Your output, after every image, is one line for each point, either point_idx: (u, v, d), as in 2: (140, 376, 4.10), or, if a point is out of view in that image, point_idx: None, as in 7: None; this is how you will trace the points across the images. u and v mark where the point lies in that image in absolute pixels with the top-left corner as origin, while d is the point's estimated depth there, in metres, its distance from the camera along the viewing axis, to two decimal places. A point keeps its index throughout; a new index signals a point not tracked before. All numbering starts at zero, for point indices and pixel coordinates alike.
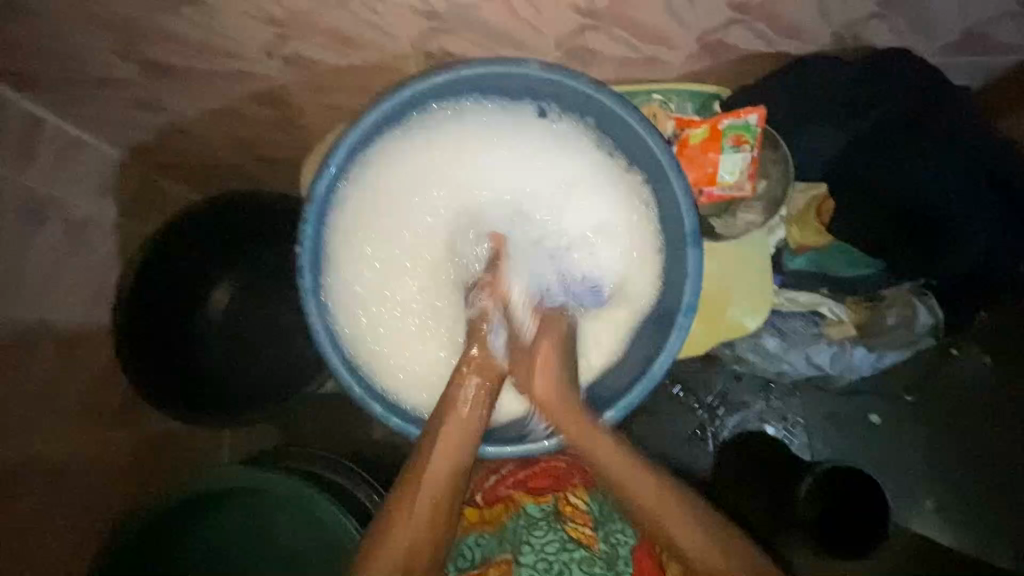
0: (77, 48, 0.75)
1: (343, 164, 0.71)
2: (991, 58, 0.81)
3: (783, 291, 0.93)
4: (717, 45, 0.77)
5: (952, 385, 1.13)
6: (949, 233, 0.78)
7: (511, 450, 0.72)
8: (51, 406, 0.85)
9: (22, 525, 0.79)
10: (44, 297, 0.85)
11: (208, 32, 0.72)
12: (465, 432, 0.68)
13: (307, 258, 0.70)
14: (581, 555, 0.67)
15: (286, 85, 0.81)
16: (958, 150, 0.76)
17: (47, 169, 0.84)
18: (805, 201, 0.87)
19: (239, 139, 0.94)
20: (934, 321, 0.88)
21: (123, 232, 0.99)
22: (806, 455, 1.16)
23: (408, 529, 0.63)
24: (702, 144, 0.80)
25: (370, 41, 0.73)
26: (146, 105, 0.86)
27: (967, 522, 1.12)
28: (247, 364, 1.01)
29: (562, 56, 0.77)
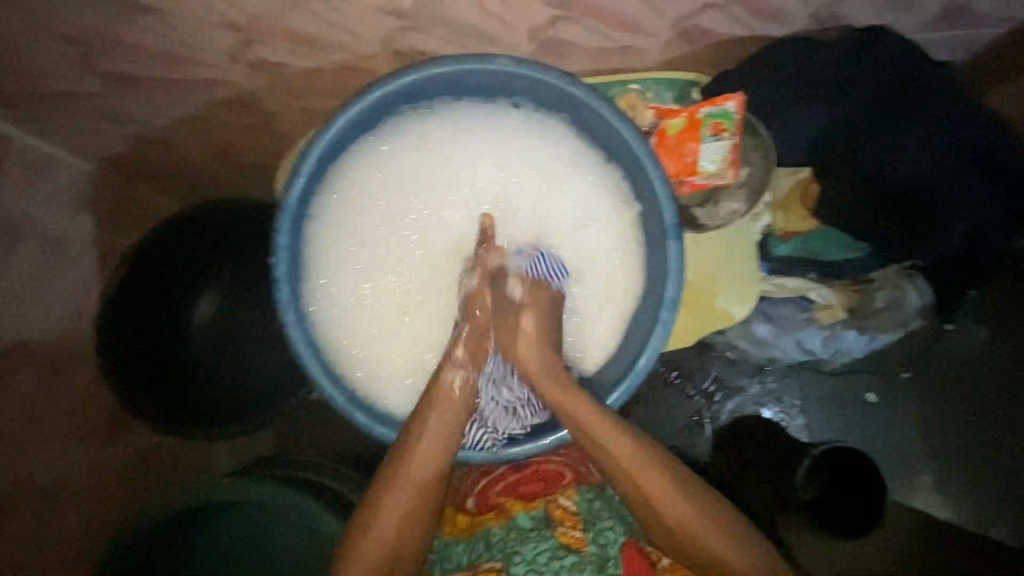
0: (36, 65, 0.73)
1: (316, 170, 0.70)
2: (976, 30, 0.79)
3: (771, 278, 0.91)
4: (693, 30, 0.75)
5: (944, 361, 1.13)
6: (939, 216, 0.77)
7: (483, 454, 0.72)
8: (38, 423, 0.85)
9: (18, 542, 0.80)
10: (22, 317, 0.84)
11: (171, 42, 0.70)
12: (449, 416, 0.68)
13: (283, 268, 0.69)
14: (571, 561, 0.65)
15: (255, 90, 0.80)
16: (944, 130, 0.75)
17: (16, 187, 0.83)
18: (789, 185, 0.86)
19: (214, 146, 0.93)
20: (923, 301, 0.87)
21: (103, 244, 0.99)
22: (804, 436, 1.16)
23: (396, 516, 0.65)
24: (680, 134, 0.79)
25: (336, 42, 0.72)
26: (114, 117, 0.85)
27: (964, 497, 1.13)
28: (237, 375, 1.00)
29: (534, 48, 0.76)
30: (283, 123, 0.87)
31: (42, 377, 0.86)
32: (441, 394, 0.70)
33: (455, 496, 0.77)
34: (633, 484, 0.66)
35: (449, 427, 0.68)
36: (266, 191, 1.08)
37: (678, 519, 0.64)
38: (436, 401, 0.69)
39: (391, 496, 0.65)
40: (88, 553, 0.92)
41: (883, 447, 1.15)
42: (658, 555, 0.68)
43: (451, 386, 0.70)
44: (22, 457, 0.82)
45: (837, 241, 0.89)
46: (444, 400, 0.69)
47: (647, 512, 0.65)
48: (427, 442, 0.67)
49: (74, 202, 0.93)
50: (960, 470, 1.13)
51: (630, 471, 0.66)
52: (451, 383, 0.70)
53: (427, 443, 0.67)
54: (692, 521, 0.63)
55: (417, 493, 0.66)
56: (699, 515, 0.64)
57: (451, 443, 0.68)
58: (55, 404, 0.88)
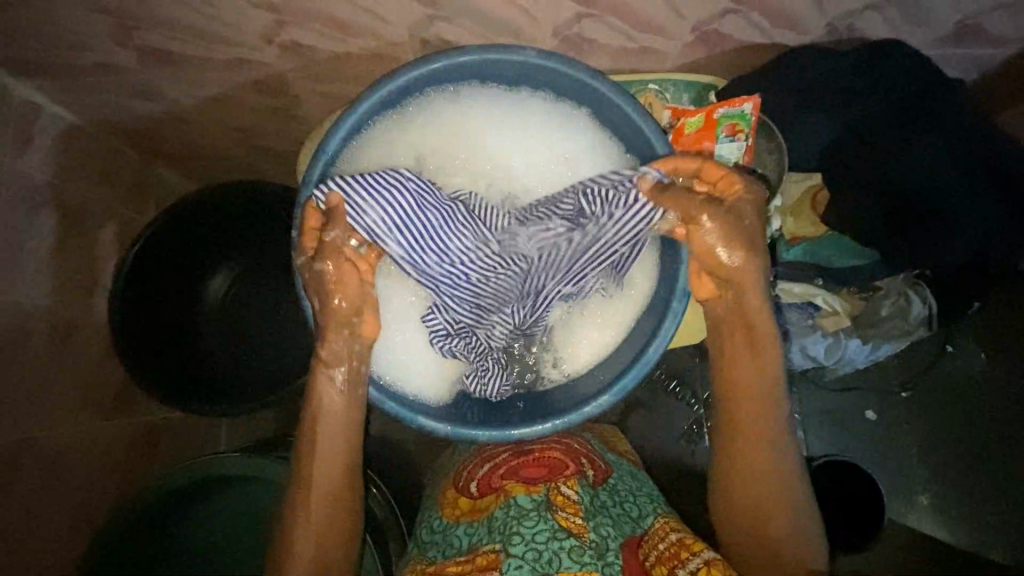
0: (73, 36, 0.75)
1: (342, 149, 0.71)
2: (987, 50, 0.81)
3: (777, 283, 0.92)
4: (713, 34, 0.77)
5: (942, 379, 1.15)
6: (946, 223, 0.78)
7: (483, 434, 0.71)
8: (46, 389, 0.86)
9: (19, 509, 0.80)
10: (38, 282, 0.85)
11: (207, 19, 0.72)
12: (341, 404, 0.72)
13: (303, 242, 0.70)
14: (569, 544, 0.64)
15: (283, 72, 0.82)
16: (954, 139, 0.76)
17: (42, 155, 0.85)
18: (799, 191, 0.89)
19: (237, 128, 0.95)
20: (927, 313, 0.91)
21: (120, 219, 1.01)
22: (801, 450, 1.15)
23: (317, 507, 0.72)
24: (696, 133, 0.79)
25: (366, 27, 0.74)
26: (143, 93, 0.87)
27: (960, 519, 1.13)
28: (247, 355, 1.04)
29: (558, 44, 0.78)
30: (306, 107, 0.90)
31: (53, 343, 0.88)
32: (326, 387, 0.72)
33: (455, 479, 0.77)
34: (736, 467, 0.71)
35: (352, 418, 0.73)
36: (284, 175, 1.10)
37: (765, 500, 0.69)
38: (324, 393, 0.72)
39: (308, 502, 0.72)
40: (86, 525, 0.92)
41: (881, 462, 1.16)
42: (669, 527, 0.68)
43: (330, 390, 0.71)
44: (34, 425, 0.83)
45: (848, 249, 0.91)
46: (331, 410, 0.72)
47: (741, 484, 0.70)
48: (328, 441, 0.73)
49: (94, 174, 0.95)
50: (959, 491, 1.13)
51: (749, 457, 0.70)
52: (335, 382, 0.71)
53: (327, 439, 0.72)
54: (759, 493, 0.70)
55: (336, 483, 0.73)
56: (782, 503, 0.69)
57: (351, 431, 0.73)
58: (61, 372, 0.89)
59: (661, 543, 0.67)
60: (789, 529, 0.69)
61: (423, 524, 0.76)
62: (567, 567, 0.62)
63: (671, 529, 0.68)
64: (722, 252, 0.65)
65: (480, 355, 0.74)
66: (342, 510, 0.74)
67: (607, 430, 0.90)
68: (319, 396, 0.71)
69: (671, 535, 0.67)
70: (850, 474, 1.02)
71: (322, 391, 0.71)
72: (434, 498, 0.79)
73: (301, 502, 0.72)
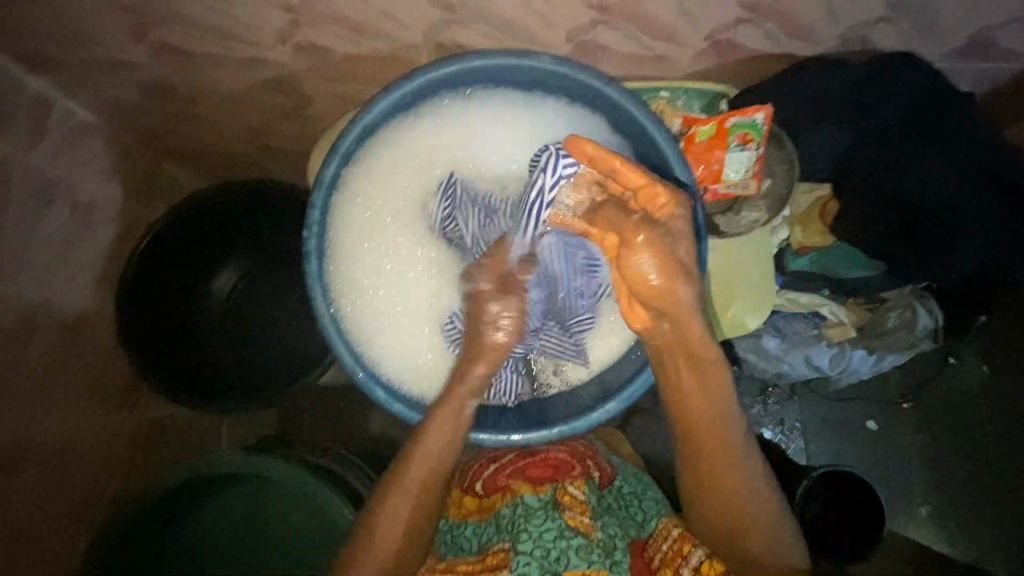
0: (89, 32, 0.75)
1: (353, 149, 0.72)
2: (999, 65, 0.81)
3: (784, 292, 0.94)
4: (726, 44, 0.77)
5: (945, 391, 1.15)
6: (954, 239, 0.77)
7: (489, 437, 0.72)
8: (53, 382, 0.86)
9: (23, 502, 0.80)
10: (47, 275, 0.86)
11: (223, 18, 0.72)
12: (454, 414, 0.68)
13: (315, 242, 0.71)
14: (577, 543, 0.64)
15: (297, 72, 0.82)
16: (962, 155, 0.76)
17: (53, 149, 0.85)
18: (809, 201, 0.87)
19: (247, 126, 0.96)
20: (934, 324, 0.92)
21: (130, 214, 1.01)
22: (803, 460, 1.17)
23: (400, 521, 0.65)
24: (708, 141, 0.80)
25: (381, 29, 0.74)
26: (156, 89, 0.87)
27: (961, 531, 1.13)
28: (252, 353, 1.04)
29: (572, 50, 0.78)
30: (317, 106, 0.90)
31: (60, 336, 0.88)
32: (444, 396, 0.69)
33: (461, 478, 0.77)
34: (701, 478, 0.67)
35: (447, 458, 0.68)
36: (292, 174, 1.10)
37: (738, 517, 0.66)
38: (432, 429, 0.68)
39: (393, 512, 0.65)
40: (89, 520, 0.92)
41: (882, 471, 1.16)
42: (676, 523, 0.68)
43: (456, 403, 0.68)
44: (40, 418, 0.83)
45: (854, 259, 0.89)
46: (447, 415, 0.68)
47: (706, 496, 0.67)
48: (420, 479, 0.67)
49: (105, 169, 0.95)
50: (959, 502, 1.13)
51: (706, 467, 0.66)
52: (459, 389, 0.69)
53: (428, 449, 0.67)
54: (724, 502, 0.66)
55: (410, 527, 0.66)
56: (758, 519, 0.65)
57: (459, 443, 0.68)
58: (67, 366, 0.89)
59: (665, 543, 0.67)
60: (766, 542, 0.65)
61: None
62: (576, 565, 0.63)
63: (674, 526, 0.68)
64: (653, 276, 0.58)
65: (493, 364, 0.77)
66: (406, 560, 0.66)
67: (612, 433, 0.90)
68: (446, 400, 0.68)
69: (672, 532, 0.67)
70: (854, 484, 1.01)
71: (439, 398, 0.68)
72: None
73: (387, 507, 0.66)
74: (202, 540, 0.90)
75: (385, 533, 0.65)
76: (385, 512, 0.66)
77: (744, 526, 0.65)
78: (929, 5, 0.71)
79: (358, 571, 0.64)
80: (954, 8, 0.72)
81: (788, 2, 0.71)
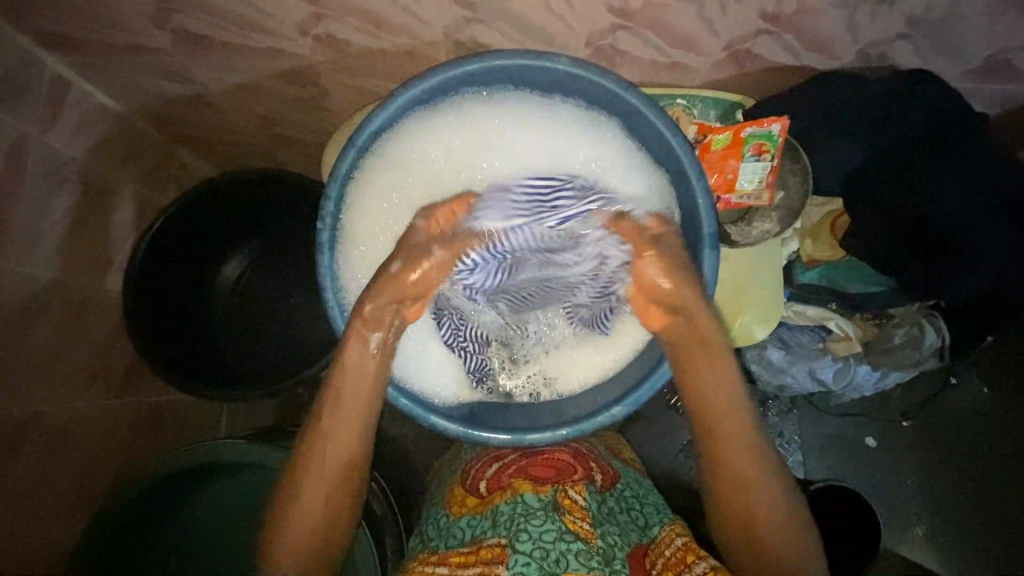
0: (111, 16, 0.76)
1: (369, 144, 0.71)
2: (1013, 86, 0.81)
3: (790, 304, 0.94)
4: (744, 54, 0.78)
5: (945, 411, 1.15)
6: (966, 256, 0.78)
7: (501, 439, 0.72)
8: (57, 365, 0.86)
9: (22, 483, 0.80)
10: (57, 257, 0.86)
11: (246, 7, 0.73)
12: (369, 362, 0.68)
13: (327, 234, 0.70)
14: (577, 547, 0.63)
15: (315, 64, 0.82)
16: (977, 174, 0.76)
17: (68, 132, 0.86)
18: (819, 215, 0.89)
19: (260, 115, 0.96)
20: (940, 343, 0.91)
21: (139, 198, 1.01)
22: (800, 472, 1.17)
23: (327, 469, 0.67)
24: (724, 150, 0.80)
25: (402, 25, 0.74)
26: (173, 75, 0.87)
27: (955, 554, 1.12)
28: (254, 344, 1.04)
29: (590, 53, 0.79)
30: (333, 99, 0.90)
31: (67, 319, 0.88)
32: (354, 342, 0.68)
33: (462, 477, 0.77)
34: (728, 488, 0.67)
35: (371, 400, 0.69)
36: (305, 167, 1.11)
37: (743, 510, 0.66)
38: (347, 361, 0.68)
39: (316, 464, 0.67)
40: (85, 503, 0.91)
41: (877, 488, 1.16)
42: (678, 531, 0.69)
43: (359, 349, 0.68)
44: (45, 398, 0.84)
45: (862, 273, 0.91)
46: (355, 367, 0.68)
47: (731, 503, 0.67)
48: (339, 421, 0.68)
49: (117, 153, 0.95)
50: (955, 524, 1.13)
51: (730, 477, 0.67)
52: (367, 341, 0.68)
53: (344, 399, 0.68)
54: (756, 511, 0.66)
55: (345, 453, 0.68)
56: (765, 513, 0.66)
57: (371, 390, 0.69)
58: (72, 348, 0.89)
59: (667, 549, 0.67)
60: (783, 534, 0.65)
61: (429, 520, 0.76)
62: (575, 569, 0.61)
63: (676, 535, 0.68)
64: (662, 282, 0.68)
65: (476, 335, 0.79)
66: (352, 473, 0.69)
67: (615, 439, 0.90)
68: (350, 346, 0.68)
69: (676, 539, 0.68)
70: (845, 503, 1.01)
71: (349, 344, 0.67)
72: (440, 494, 0.79)
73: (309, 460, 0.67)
74: (192, 532, 0.89)
75: (314, 480, 0.67)
76: (310, 466, 0.67)
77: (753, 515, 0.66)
78: (948, 25, 0.72)
79: (300, 497, 0.67)
80: (973, 29, 0.72)
81: (809, 15, 0.71)
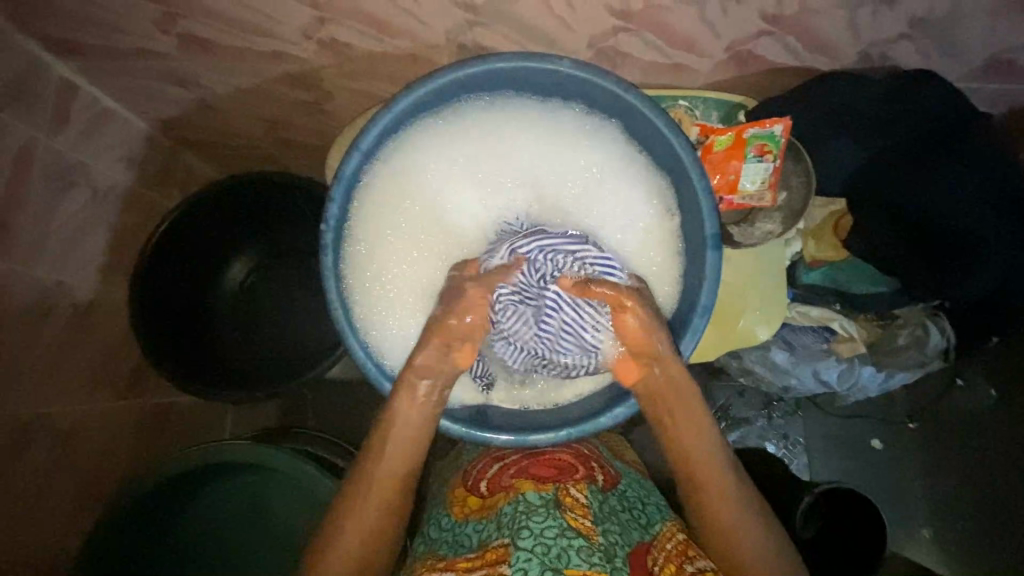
0: (118, 21, 0.76)
1: (372, 146, 0.71)
2: (1016, 85, 0.81)
3: (795, 304, 0.94)
4: (746, 55, 0.78)
5: (951, 412, 1.14)
6: (971, 256, 0.77)
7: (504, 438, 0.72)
8: (65, 366, 0.87)
9: (29, 482, 0.81)
10: (64, 259, 0.87)
11: (250, 12, 0.73)
12: (420, 420, 0.68)
13: (330, 236, 0.70)
14: (579, 543, 0.62)
15: (319, 68, 0.83)
16: (978, 171, 0.76)
17: (76, 135, 0.87)
18: (824, 215, 0.86)
19: (266, 119, 0.97)
20: (945, 345, 0.91)
21: (145, 202, 1.02)
22: (806, 476, 1.15)
23: (370, 514, 0.65)
24: (726, 152, 0.80)
25: (405, 28, 0.75)
26: (179, 79, 0.88)
27: (964, 557, 1.11)
28: (259, 346, 1.05)
29: (592, 56, 0.79)
30: (337, 103, 0.91)
31: (74, 321, 0.89)
32: (404, 396, 0.68)
33: (464, 478, 0.78)
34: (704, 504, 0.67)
35: (413, 454, 0.68)
36: (310, 170, 1.12)
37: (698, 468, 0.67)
38: (399, 410, 0.68)
39: (357, 512, 0.65)
40: (93, 505, 0.92)
41: (885, 492, 1.15)
42: (673, 530, 0.70)
43: (409, 402, 0.68)
44: (51, 398, 0.84)
45: (866, 275, 0.90)
46: (408, 428, 0.68)
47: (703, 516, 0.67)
48: (381, 489, 0.66)
49: (124, 157, 0.96)
50: (962, 526, 1.12)
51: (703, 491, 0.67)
52: (415, 389, 0.68)
53: (394, 448, 0.67)
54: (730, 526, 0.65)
55: (386, 504, 0.67)
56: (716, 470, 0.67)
57: (423, 442, 0.69)
58: (78, 350, 0.90)
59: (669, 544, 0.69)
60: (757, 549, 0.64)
61: (431, 522, 0.76)
62: (576, 565, 0.60)
63: (676, 531, 0.70)
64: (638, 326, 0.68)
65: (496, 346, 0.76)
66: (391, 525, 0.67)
67: (616, 440, 0.90)
68: (398, 400, 0.68)
69: (677, 535, 0.70)
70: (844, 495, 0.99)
71: (399, 399, 0.68)
72: (441, 496, 0.79)
73: (347, 506, 0.66)
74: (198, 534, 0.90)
75: (355, 529, 0.65)
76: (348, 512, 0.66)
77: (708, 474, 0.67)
78: (950, 24, 0.72)
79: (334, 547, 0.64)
80: (975, 28, 0.72)
81: (810, 15, 0.71)
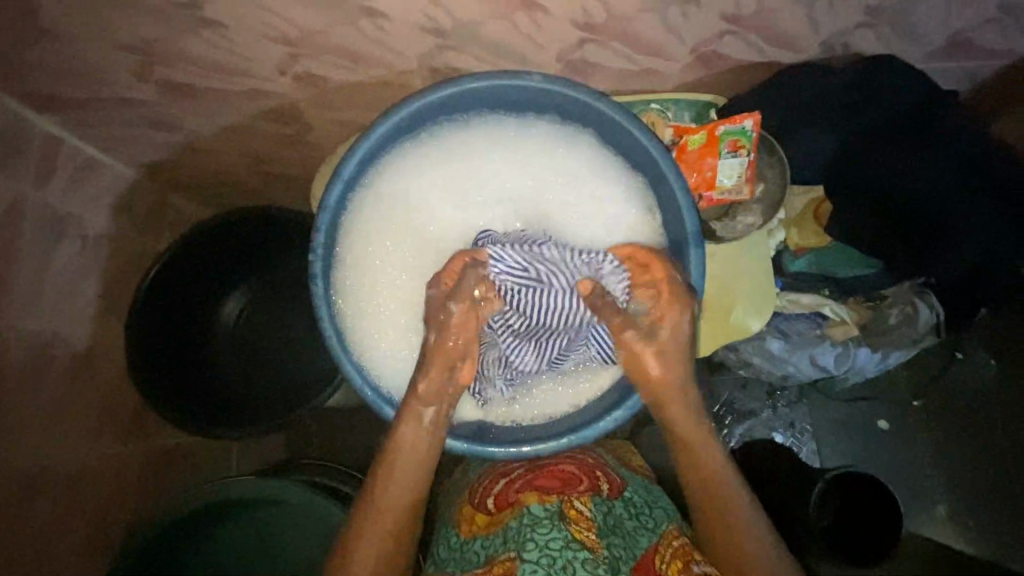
0: (98, 73, 0.78)
1: (355, 174, 0.73)
2: (977, 62, 0.83)
3: (783, 294, 0.95)
4: (711, 55, 0.80)
5: (951, 386, 1.15)
6: (952, 236, 0.79)
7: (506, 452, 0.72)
8: (67, 416, 0.88)
9: (38, 535, 0.80)
10: (59, 310, 0.88)
11: (226, 54, 0.75)
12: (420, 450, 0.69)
13: (320, 265, 0.72)
14: (582, 555, 0.64)
15: (297, 102, 0.85)
16: (946, 152, 0.78)
17: (63, 187, 0.88)
18: (803, 203, 0.90)
19: (251, 156, 0.98)
20: (935, 320, 0.91)
21: (136, 247, 1.03)
22: (817, 462, 1.15)
23: (373, 542, 0.66)
24: (701, 149, 0.81)
25: (378, 57, 0.77)
26: (161, 124, 0.89)
27: (979, 529, 1.11)
28: (259, 379, 1.05)
29: (562, 68, 0.81)
30: (318, 133, 0.92)
31: (73, 370, 0.90)
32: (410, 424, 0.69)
33: (471, 495, 0.77)
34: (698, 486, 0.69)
35: (416, 487, 0.69)
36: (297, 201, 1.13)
37: (709, 486, 0.68)
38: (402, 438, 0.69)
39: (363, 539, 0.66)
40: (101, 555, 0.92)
41: (894, 471, 1.15)
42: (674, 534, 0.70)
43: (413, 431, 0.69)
44: (54, 449, 0.84)
45: (852, 259, 0.92)
46: (412, 456, 0.69)
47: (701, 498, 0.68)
48: (385, 517, 0.67)
49: (112, 205, 0.97)
50: (974, 499, 1.12)
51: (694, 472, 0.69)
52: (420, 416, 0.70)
53: (398, 475, 0.68)
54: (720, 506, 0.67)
55: (390, 534, 0.67)
56: (727, 486, 0.68)
57: (426, 471, 0.69)
58: (79, 399, 0.90)
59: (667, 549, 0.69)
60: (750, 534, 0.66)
61: (440, 542, 0.75)
62: None
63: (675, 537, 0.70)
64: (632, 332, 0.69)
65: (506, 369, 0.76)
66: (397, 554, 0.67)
67: (620, 445, 0.90)
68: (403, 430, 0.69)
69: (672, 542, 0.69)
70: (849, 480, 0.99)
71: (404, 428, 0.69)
72: (450, 514, 0.78)
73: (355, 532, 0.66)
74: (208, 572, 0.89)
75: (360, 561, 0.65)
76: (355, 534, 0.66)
77: (718, 489, 0.68)
78: (906, 10, 0.73)
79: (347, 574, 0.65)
80: (929, 12, 0.74)
81: (769, 12, 0.73)
